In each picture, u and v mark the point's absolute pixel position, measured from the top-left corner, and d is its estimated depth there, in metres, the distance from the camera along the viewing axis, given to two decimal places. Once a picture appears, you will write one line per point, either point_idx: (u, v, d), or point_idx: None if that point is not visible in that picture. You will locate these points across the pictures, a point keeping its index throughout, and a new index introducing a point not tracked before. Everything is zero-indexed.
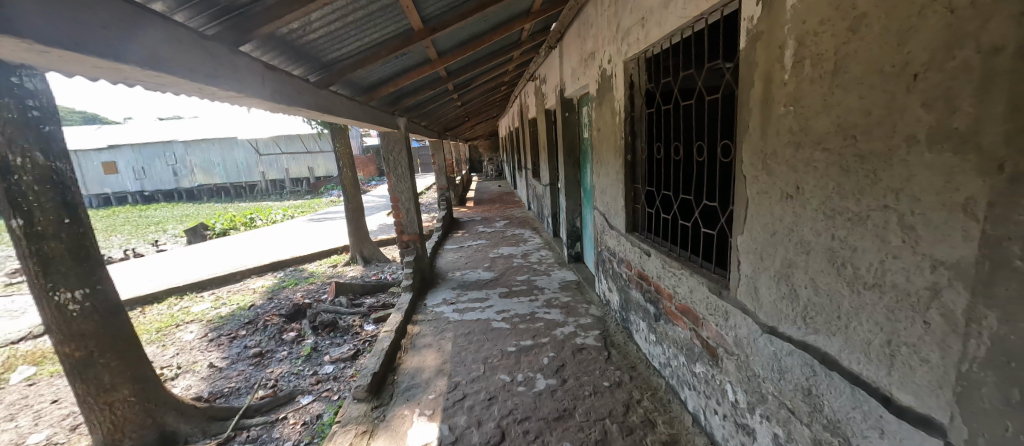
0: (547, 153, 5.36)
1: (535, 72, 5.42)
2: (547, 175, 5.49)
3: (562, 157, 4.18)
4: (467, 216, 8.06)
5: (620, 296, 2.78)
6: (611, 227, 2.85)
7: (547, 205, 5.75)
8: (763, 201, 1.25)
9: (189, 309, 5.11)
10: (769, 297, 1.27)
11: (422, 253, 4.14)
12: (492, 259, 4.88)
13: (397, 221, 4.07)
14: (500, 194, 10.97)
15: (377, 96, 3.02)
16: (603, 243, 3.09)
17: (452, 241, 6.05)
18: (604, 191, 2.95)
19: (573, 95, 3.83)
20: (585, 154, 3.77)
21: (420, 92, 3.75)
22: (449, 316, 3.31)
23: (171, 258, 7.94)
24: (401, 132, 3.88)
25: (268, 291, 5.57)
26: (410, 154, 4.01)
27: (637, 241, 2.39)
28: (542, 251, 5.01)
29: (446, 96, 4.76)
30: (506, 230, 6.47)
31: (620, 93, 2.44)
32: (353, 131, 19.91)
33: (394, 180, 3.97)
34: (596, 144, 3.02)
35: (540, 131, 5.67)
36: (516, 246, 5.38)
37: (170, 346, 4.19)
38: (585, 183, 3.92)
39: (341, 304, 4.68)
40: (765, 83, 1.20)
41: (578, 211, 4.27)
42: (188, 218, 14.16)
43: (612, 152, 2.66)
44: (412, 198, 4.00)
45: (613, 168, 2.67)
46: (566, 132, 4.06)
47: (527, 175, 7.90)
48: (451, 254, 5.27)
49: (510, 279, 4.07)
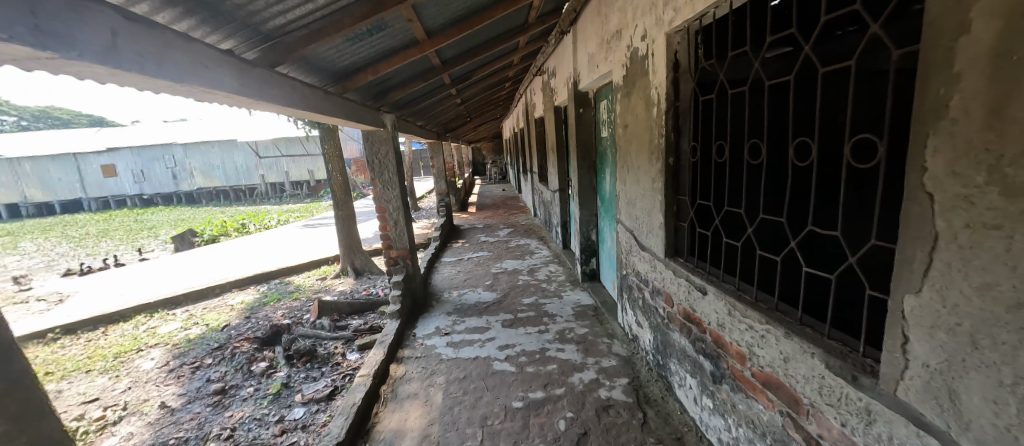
0: (557, 156, 4.78)
1: (543, 65, 4.85)
2: (556, 180, 4.92)
3: (575, 161, 3.62)
4: (469, 224, 7.47)
5: (654, 335, 2.21)
6: (643, 248, 2.27)
7: (556, 214, 5.17)
8: (984, 244, 0.68)
9: (156, 330, 4.57)
10: (992, 417, 0.70)
11: (413, 271, 3.57)
12: (495, 276, 4.30)
13: (384, 234, 3.48)
14: (505, 199, 10.38)
15: (353, 85, 2.50)
16: (630, 265, 2.52)
17: (450, 252, 5.48)
18: (632, 203, 2.37)
19: (589, 87, 3.26)
20: (605, 156, 3.20)
21: (409, 85, 3.22)
22: (442, 353, 2.73)
23: (153, 267, 7.43)
24: (388, 132, 3.32)
25: (245, 310, 5.01)
26: (399, 157, 3.46)
27: (683, 272, 1.82)
28: (551, 267, 4.42)
29: (442, 90, 4.20)
30: (510, 240, 5.87)
31: (659, 78, 1.87)
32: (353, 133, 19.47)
33: (380, 187, 3.39)
34: (622, 145, 2.44)
35: (548, 131, 5.10)
36: (521, 260, 4.79)
37: (123, 377, 3.65)
38: (604, 191, 3.34)
39: (323, 327, 4.12)
40: (1010, 20, 0.62)
41: (593, 223, 3.69)
42: (182, 223, 13.72)
43: (646, 155, 2.09)
44: (401, 207, 3.42)
45: (648, 174, 2.09)
46: (580, 131, 3.49)
47: (533, 180, 7.30)
48: (448, 268, 4.70)
49: (515, 302, 3.48)
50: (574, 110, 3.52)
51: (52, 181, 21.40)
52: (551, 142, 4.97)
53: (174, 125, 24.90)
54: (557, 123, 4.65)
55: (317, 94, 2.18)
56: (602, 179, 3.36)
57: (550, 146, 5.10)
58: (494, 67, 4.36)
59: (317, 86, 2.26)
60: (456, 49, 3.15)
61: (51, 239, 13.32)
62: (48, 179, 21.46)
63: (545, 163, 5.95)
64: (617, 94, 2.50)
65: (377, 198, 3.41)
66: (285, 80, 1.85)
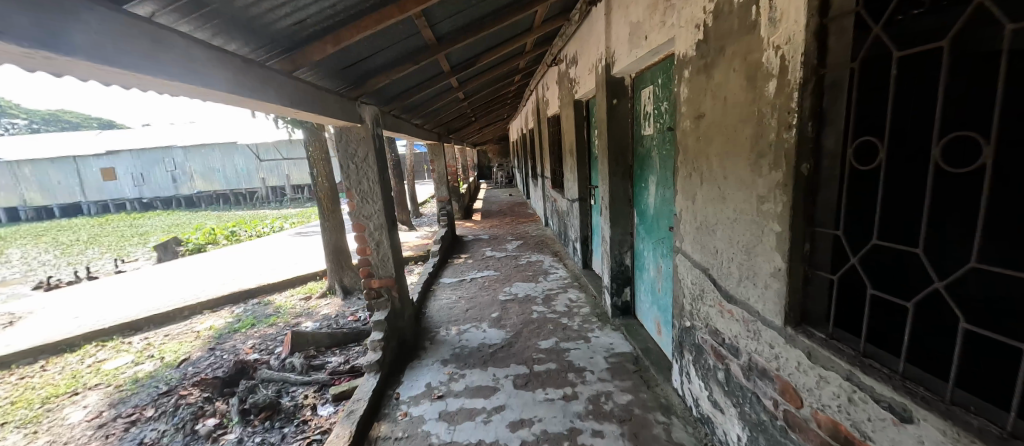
0: (578, 160, 4.02)
1: (561, 51, 4.10)
2: (576, 188, 4.15)
3: (605, 165, 2.86)
4: (473, 235, 6.71)
5: (750, 434, 1.44)
6: (729, 300, 1.50)
7: (575, 227, 4.38)
8: None
9: (102, 365, 3.87)
10: None
11: (400, 305, 2.83)
12: (503, 305, 3.54)
13: (363, 259, 2.73)
14: (513, 206, 9.61)
15: (306, 60, 1.76)
16: (700, 316, 1.75)
17: (451, 271, 4.74)
18: (710, 229, 1.59)
19: (628, 69, 2.50)
20: (650, 161, 2.44)
21: (395, 70, 2.48)
22: (432, 432, 1.98)
23: (126, 279, 6.77)
24: (368, 128, 2.56)
25: (212, 339, 4.29)
26: (382, 160, 2.71)
27: (836, 362, 1.05)
28: (571, 294, 3.64)
29: (440, 80, 3.46)
30: (520, 256, 5.10)
31: (785, 29, 1.12)
32: None
33: (356, 199, 2.61)
34: (692, 143, 1.68)
35: (566, 131, 4.35)
36: (534, 283, 4.01)
37: (43, 434, 2.95)
38: (645, 205, 2.59)
39: (294, 367, 3.38)
40: None
41: (628, 244, 2.91)
42: (175, 229, 13.16)
43: (747, 158, 1.32)
44: (385, 226, 2.66)
45: (749, 189, 1.32)
46: (612, 127, 2.73)
47: (545, 186, 6.52)
48: (447, 293, 3.95)
49: (530, 347, 2.71)
50: (603, 99, 2.77)
51: (51, 185, 21.00)
52: (570, 145, 4.22)
53: (175, 127, 24.50)
54: (577, 120, 3.92)
55: (237, 64, 1.44)
56: (643, 189, 2.59)
57: (568, 149, 4.35)
58: (502, 52, 3.62)
59: (243, 55, 1.53)
60: (455, 21, 2.41)
61: (39, 245, 12.80)
62: (47, 182, 21.10)
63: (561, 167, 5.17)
64: (682, 71, 1.74)
65: (352, 213, 2.64)
66: (145, 22, 1.09)
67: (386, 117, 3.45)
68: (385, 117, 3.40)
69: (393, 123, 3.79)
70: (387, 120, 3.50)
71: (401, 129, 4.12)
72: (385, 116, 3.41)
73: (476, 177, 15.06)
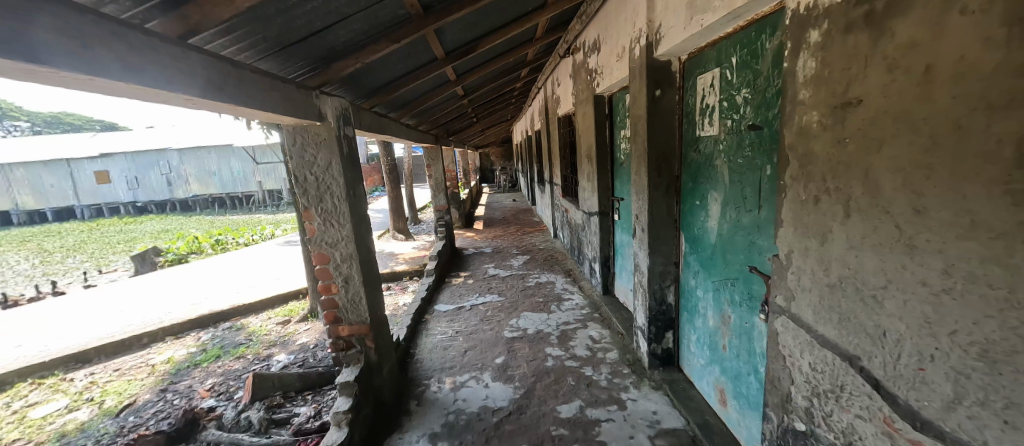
0: (600, 167, 3.36)
1: (579, 37, 3.45)
2: (595, 199, 3.49)
3: (642, 176, 2.21)
4: (474, 247, 6.05)
5: None
6: (918, 426, 0.86)
7: (593, 244, 3.72)
8: None
9: (30, 412, 3.25)
10: None
11: (377, 360, 2.18)
12: (509, 344, 2.88)
13: (327, 301, 2.07)
14: (517, 214, 8.96)
15: (203, 17, 1.10)
16: (831, 427, 1.10)
17: (448, 294, 4.09)
18: (871, 296, 0.94)
19: (681, 47, 1.85)
20: (715, 172, 1.78)
21: (369, 50, 1.83)
22: None
23: (94, 295, 6.17)
24: (334, 128, 1.91)
25: (166, 376, 3.66)
26: (352, 170, 2.06)
27: None
28: (591, 331, 2.97)
29: (433, 68, 2.83)
30: (528, 276, 4.44)
31: None
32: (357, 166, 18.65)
33: (317, 222, 1.96)
34: (826, 150, 1.04)
35: (583, 133, 3.71)
36: (545, 314, 3.35)
37: None
38: (701, 230, 1.95)
39: (250, 423, 2.73)
40: None
41: (672, 277, 2.25)
42: (164, 234, 12.61)
43: (1005, 184, 0.68)
44: (356, 257, 2.01)
45: (1011, 243, 0.68)
46: (655, 127, 2.08)
47: (554, 193, 5.87)
48: (442, 326, 3.30)
49: (546, 417, 2.05)
50: (641, 90, 2.12)
51: (44, 189, 20.52)
52: (588, 149, 3.57)
53: (172, 130, 24.02)
54: (599, 119, 3.28)
55: None
56: (700, 209, 1.94)
57: (585, 154, 3.71)
58: (510, 34, 2.97)
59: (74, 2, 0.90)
60: None
61: (22, 252, 12.25)
62: (40, 185, 20.63)
63: (575, 174, 4.51)
64: (803, 33, 1.09)
65: (311, 241, 1.99)
66: None
67: (366, 115, 2.80)
68: (364, 116, 2.75)
69: (378, 124, 3.14)
70: (368, 119, 2.85)
71: (388, 131, 3.46)
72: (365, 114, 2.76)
73: (478, 180, 14.46)
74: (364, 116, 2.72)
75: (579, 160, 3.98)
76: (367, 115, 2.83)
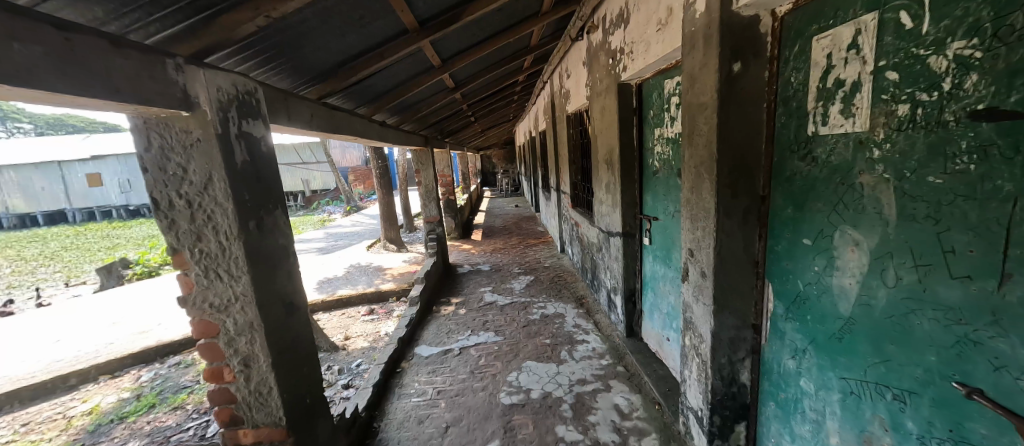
0: (625, 176, 2.60)
1: (599, 9, 2.73)
2: (617, 217, 2.73)
3: (707, 196, 1.46)
4: (470, 264, 5.29)
5: None
6: None
7: (613, 272, 2.96)
8: None
9: None
10: None
11: None
12: (506, 417, 2.14)
13: (213, 396, 1.33)
14: (519, 222, 8.21)
15: None
16: None
17: (434, 328, 3.35)
18: None
19: None
20: (858, 196, 1.03)
21: None
22: None
23: (40, 316, 5.45)
24: (218, 120, 1.14)
25: (80, 437, 2.93)
26: (262, 189, 1.32)
27: None
28: (616, 397, 2.22)
29: (405, 44, 2.11)
30: (530, 305, 3.68)
31: None
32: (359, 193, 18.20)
33: (195, 274, 1.22)
34: None
35: (600, 133, 2.97)
36: (553, 365, 2.60)
37: None
38: (817, 288, 1.20)
39: None
40: None
41: (748, 348, 1.49)
42: (147, 241, 11.92)
43: None
44: (260, 327, 1.25)
45: None
46: (732, 120, 1.35)
47: (562, 202, 5.11)
48: (421, 381, 2.56)
49: None
50: (710, 65, 1.37)
51: (34, 192, 19.95)
52: (608, 152, 2.83)
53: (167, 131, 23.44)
54: (625, 114, 2.52)
55: None
56: (817, 254, 1.19)
57: (603, 160, 2.96)
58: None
59: None
60: None
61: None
62: (29, 188, 20.07)
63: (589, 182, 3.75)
64: None
65: (189, 302, 1.25)
66: None
67: (313, 108, 2.06)
68: (309, 109, 2.01)
69: (336, 120, 2.41)
70: (317, 112, 2.11)
71: (353, 129, 2.72)
72: (310, 106, 2.02)
73: (479, 184, 13.73)
74: (308, 109, 1.99)
75: (595, 166, 3.24)
76: (315, 108, 2.09)
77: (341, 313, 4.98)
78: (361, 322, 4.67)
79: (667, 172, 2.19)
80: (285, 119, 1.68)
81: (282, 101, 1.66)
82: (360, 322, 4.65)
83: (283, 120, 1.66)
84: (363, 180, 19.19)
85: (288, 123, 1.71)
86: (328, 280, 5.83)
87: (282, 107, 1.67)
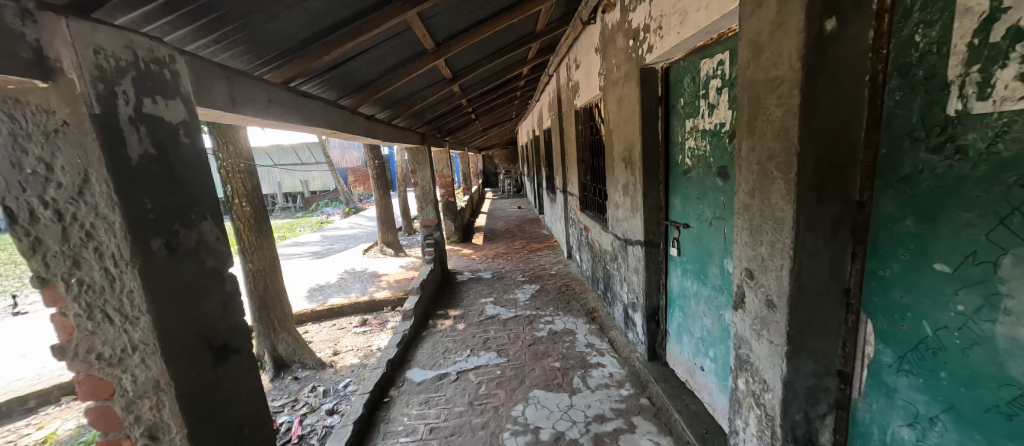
0: (648, 176, 2.23)
1: None
2: (638, 223, 2.37)
3: (779, 203, 1.10)
4: (470, 271, 4.94)
5: None
6: None
7: (632, 285, 2.60)
8: None
9: None
10: None
11: None
12: None
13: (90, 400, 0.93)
14: (522, 225, 7.85)
15: None
16: None
17: (429, 346, 3.00)
18: None
19: None
20: None
21: None
22: None
23: (13, 327, 5.10)
24: (95, 94, 0.79)
25: None
26: (182, 194, 0.97)
27: None
28: (642, 441, 1.86)
29: (388, 18, 1.74)
30: (536, 319, 3.31)
31: None
32: (360, 195, 17.93)
33: (75, 313, 0.87)
34: None
35: (617, 128, 2.61)
36: (565, 396, 2.23)
37: None
38: (960, 335, 0.85)
39: None
40: None
41: (831, 401, 1.14)
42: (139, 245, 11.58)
43: None
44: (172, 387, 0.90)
45: None
46: (821, 98, 0.99)
47: (569, 205, 4.75)
48: (411, 414, 2.21)
49: None
50: (788, 25, 1.01)
51: None
52: (626, 150, 2.47)
53: None
54: (648, 105, 2.16)
55: None
56: (963, 287, 0.83)
57: (620, 159, 2.60)
58: None
59: None
60: None
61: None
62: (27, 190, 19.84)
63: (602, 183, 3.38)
64: None
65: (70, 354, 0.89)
66: None
67: (278, 96, 1.72)
68: (272, 96, 1.66)
69: (311, 111, 2.05)
70: (284, 100, 1.76)
71: (333, 123, 2.37)
72: (273, 92, 1.67)
73: (481, 185, 13.38)
74: (271, 96, 1.64)
75: (610, 166, 2.88)
76: (281, 96, 1.74)
77: (331, 324, 4.62)
78: (352, 335, 4.31)
79: (703, 171, 1.83)
80: (233, 106, 1.33)
81: (227, 82, 1.31)
82: (351, 335, 4.30)
83: (230, 106, 1.31)
84: (363, 181, 18.88)
85: (238, 110, 1.36)
86: (319, 288, 5.47)
87: (228, 90, 1.32)
